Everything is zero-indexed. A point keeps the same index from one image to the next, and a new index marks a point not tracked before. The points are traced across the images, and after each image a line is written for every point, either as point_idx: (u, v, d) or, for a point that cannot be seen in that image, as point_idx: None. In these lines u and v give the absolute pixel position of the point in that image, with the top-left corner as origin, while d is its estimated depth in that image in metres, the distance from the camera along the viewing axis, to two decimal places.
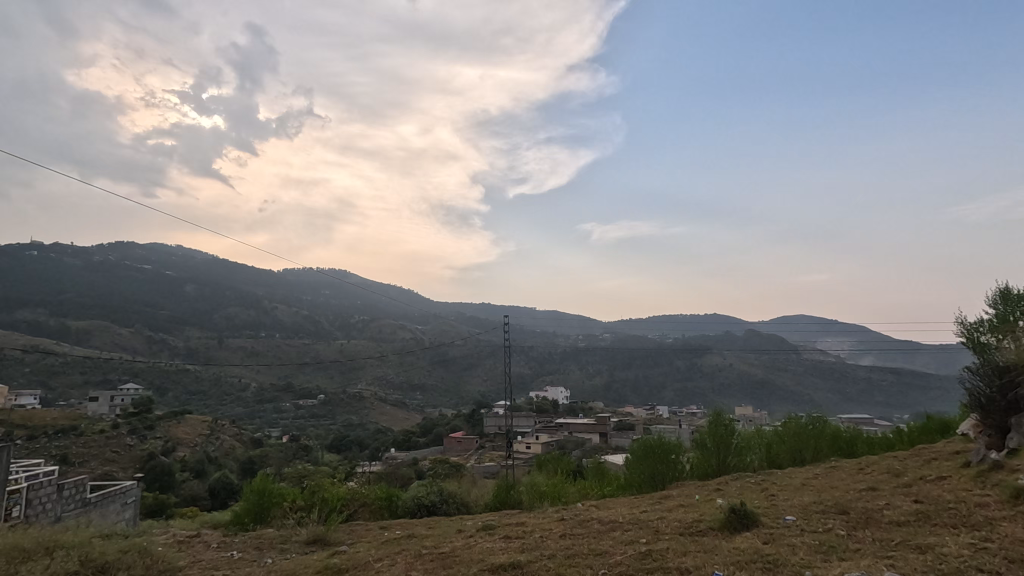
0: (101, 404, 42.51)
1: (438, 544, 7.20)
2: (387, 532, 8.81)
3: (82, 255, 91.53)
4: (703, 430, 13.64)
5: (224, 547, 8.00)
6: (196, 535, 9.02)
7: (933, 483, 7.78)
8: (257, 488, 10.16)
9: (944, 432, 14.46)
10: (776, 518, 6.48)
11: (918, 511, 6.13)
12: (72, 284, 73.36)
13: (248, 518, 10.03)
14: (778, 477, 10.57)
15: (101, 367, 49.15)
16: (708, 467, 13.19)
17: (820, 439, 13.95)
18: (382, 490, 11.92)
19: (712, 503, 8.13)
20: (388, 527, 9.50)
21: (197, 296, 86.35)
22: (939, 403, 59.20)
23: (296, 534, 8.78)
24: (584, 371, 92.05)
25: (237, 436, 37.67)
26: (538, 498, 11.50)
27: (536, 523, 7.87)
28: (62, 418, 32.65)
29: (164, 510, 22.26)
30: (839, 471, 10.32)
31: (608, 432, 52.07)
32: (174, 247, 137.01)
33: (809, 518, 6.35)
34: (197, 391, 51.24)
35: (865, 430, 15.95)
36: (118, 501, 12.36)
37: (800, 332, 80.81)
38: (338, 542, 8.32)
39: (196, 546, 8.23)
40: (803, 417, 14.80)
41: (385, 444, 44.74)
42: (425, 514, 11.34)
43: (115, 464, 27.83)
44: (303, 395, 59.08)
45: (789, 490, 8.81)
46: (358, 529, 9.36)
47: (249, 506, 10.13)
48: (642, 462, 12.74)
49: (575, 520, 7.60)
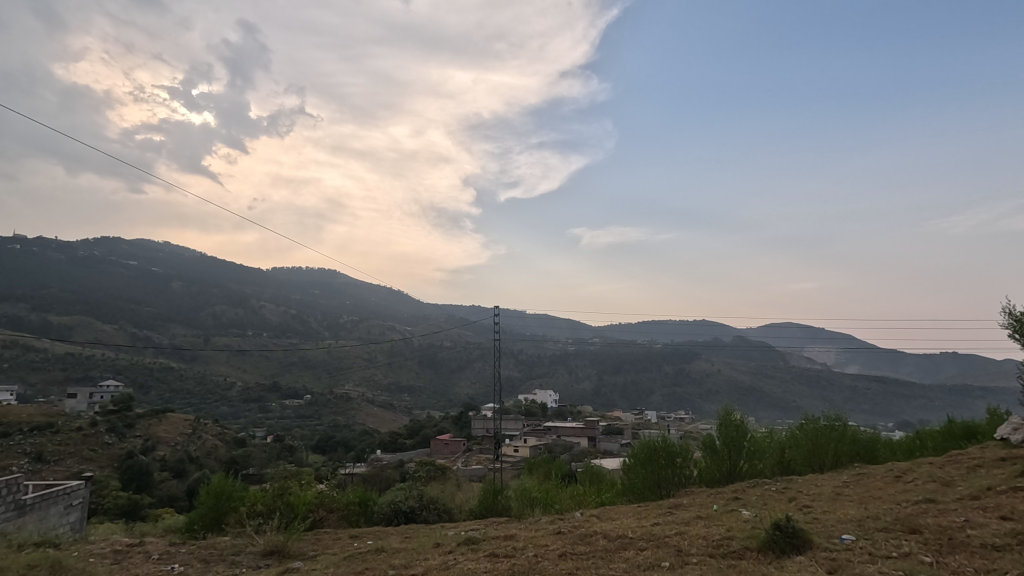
0: (79, 401, 41.68)
1: (410, 563, 6.82)
2: (357, 543, 8.57)
3: (67, 249, 89.83)
4: (713, 432, 13.51)
5: (165, 560, 7.61)
6: (139, 543, 8.66)
7: (1004, 495, 7.58)
8: (213, 491, 9.86)
9: (968, 437, 14.60)
10: (829, 538, 6.19)
11: (1012, 531, 5.90)
12: (55, 277, 71.96)
13: (198, 524, 9.70)
14: (802, 485, 10.44)
15: (84, 364, 48.28)
16: (718, 472, 13.06)
17: (840, 443, 13.92)
18: (357, 494, 11.68)
19: (735, 515, 7.90)
20: (359, 536, 9.27)
21: (184, 292, 85.13)
22: (923, 414, 59.40)
23: (252, 544, 8.41)
24: (573, 375, 91.59)
25: (221, 435, 37.09)
26: (529, 505, 11.21)
27: (527, 537, 7.56)
28: (40, 415, 31.90)
29: (137, 512, 21.75)
30: (872, 480, 10.13)
31: (597, 436, 51.75)
32: (162, 245, 135.10)
33: (871, 538, 6.06)
34: (181, 389, 50.31)
35: (884, 435, 16.13)
36: (61, 503, 11.97)
37: (789, 339, 81.08)
38: (303, 555, 7.99)
39: (135, 557, 7.85)
40: (819, 418, 14.76)
41: (371, 445, 44.40)
42: (403, 521, 11.15)
43: (92, 463, 27.38)
44: (290, 394, 58.44)
45: (823, 501, 8.65)
46: (325, 538, 9.13)
47: (203, 512, 9.82)
48: (645, 467, 12.57)
49: (576, 534, 7.34)
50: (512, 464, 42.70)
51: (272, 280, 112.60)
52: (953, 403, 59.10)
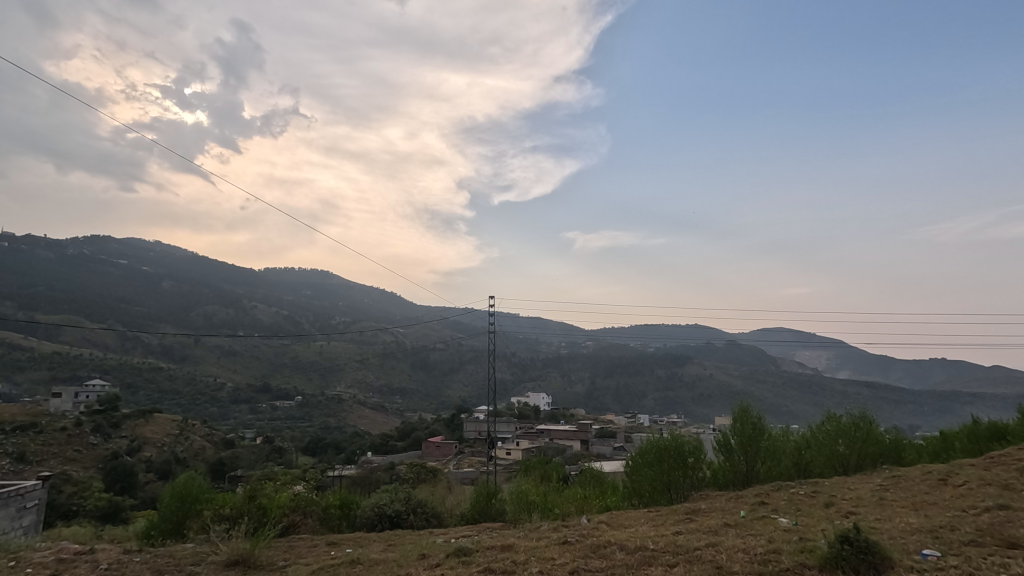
0: (64, 401, 40.99)
1: None
2: (334, 552, 8.38)
3: (55, 246, 88.82)
4: (728, 432, 13.39)
5: (113, 572, 7.28)
6: (87, 551, 8.26)
7: None
8: (178, 493, 9.55)
9: (995, 439, 14.92)
10: (909, 554, 5.86)
11: None
12: (42, 274, 71.00)
13: (157, 530, 9.31)
14: (835, 489, 10.31)
15: (71, 363, 47.47)
16: (732, 474, 12.97)
17: (865, 444, 13.94)
18: (338, 496, 11.48)
19: (769, 523, 7.73)
20: (337, 543, 9.04)
21: (174, 292, 84.33)
22: (912, 420, 59.60)
23: (216, 551, 8.03)
24: (566, 378, 90.92)
25: (209, 436, 36.52)
26: (526, 509, 10.99)
27: (524, 549, 7.34)
28: (23, 415, 31.36)
29: (116, 514, 21.19)
30: (913, 483, 10.02)
31: (589, 439, 51.38)
32: (151, 245, 133.60)
33: (961, 555, 5.74)
34: (170, 390, 49.53)
35: (909, 437, 16.42)
36: (14, 505, 12.14)
37: (781, 344, 81.50)
38: (271, 566, 7.66)
39: (82, 567, 7.50)
40: (843, 414, 14.84)
41: (362, 447, 43.91)
42: (388, 525, 10.98)
43: (77, 464, 26.95)
44: (280, 396, 58.00)
45: (867, 507, 8.49)
46: (298, 546, 8.88)
47: (165, 516, 9.46)
48: (655, 468, 12.47)
49: (588, 545, 7.14)
50: (503, 467, 42.48)
51: (263, 280, 111.71)
52: (942, 411, 59.40)
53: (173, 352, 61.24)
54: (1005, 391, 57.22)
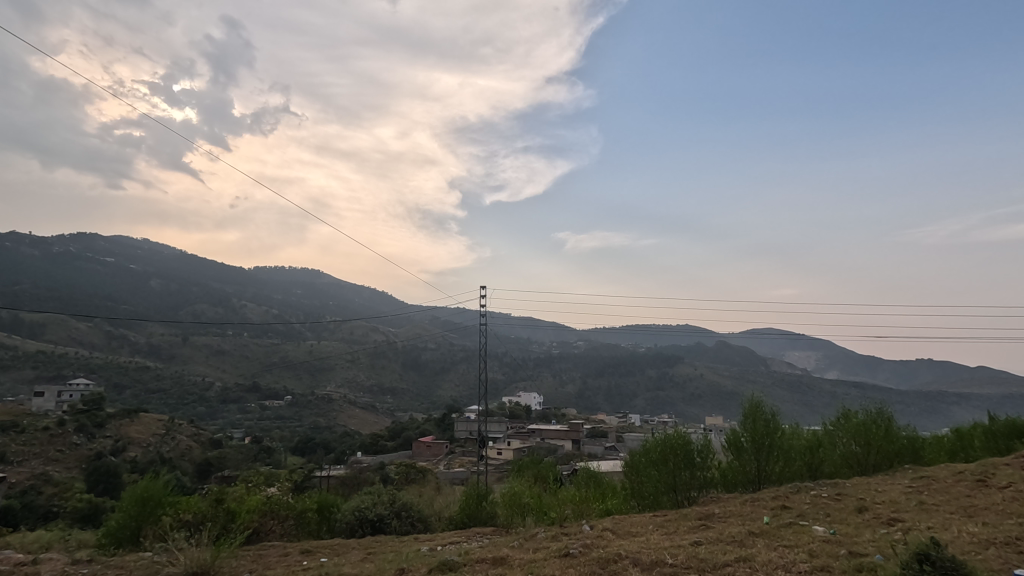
0: (47, 400, 40.22)
1: None
2: (308, 562, 8.20)
3: (39, 242, 87.25)
4: (740, 430, 13.24)
5: None
6: (33, 561, 8.01)
7: None
8: (138, 498, 9.28)
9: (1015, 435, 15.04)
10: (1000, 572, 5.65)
11: None
12: (26, 271, 69.66)
13: (112, 538, 9.05)
14: (861, 491, 10.23)
15: (55, 362, 46.57)
16: (742, 474, 12.95)
17: (881, 441, 13.92)
18: (316, 499, 11.22)
19: (802, 532, 7.60)
20: (312, 552, 8.84)
21: (162, 290, 83.25)
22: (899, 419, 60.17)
23: (174, 561, 7.73)
24: (558, 378, 90.79)
25: (196, 436, 36.05)
26: (519, 513, 10.88)
27: (521, 563, 7.14)
28: (4, 415, 30.70)
29: (96, 516, 20.63)
30: (950, 485, 9.97)
31: (580, 439, 51.23)
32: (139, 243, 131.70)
33: None
34: (158, 390, 48.89)
35: (924, 435, 16.58)
36: None
37: (770, 345, 84.33)
38: None
39: None
40: (860, 410, 14.82)
41: (351, 447, 43.45)
42: (369, 529, 10.82)
43: (59, 464, 26.45)
44: (269, 395, 57.28)
45: (909, 512, 8.47)
46: (265, 556, 8.67)
47: (124, 522, 9.20)
48: (660, 468, 12.34)
49: (597, 558, 6.96)
50: (493, 467, 42.43)
51: (254, 279, 110.67)
52: (929, 410, 59.83)
53: (160, 351, 60.46)
54: (990, 392, 57.88)
